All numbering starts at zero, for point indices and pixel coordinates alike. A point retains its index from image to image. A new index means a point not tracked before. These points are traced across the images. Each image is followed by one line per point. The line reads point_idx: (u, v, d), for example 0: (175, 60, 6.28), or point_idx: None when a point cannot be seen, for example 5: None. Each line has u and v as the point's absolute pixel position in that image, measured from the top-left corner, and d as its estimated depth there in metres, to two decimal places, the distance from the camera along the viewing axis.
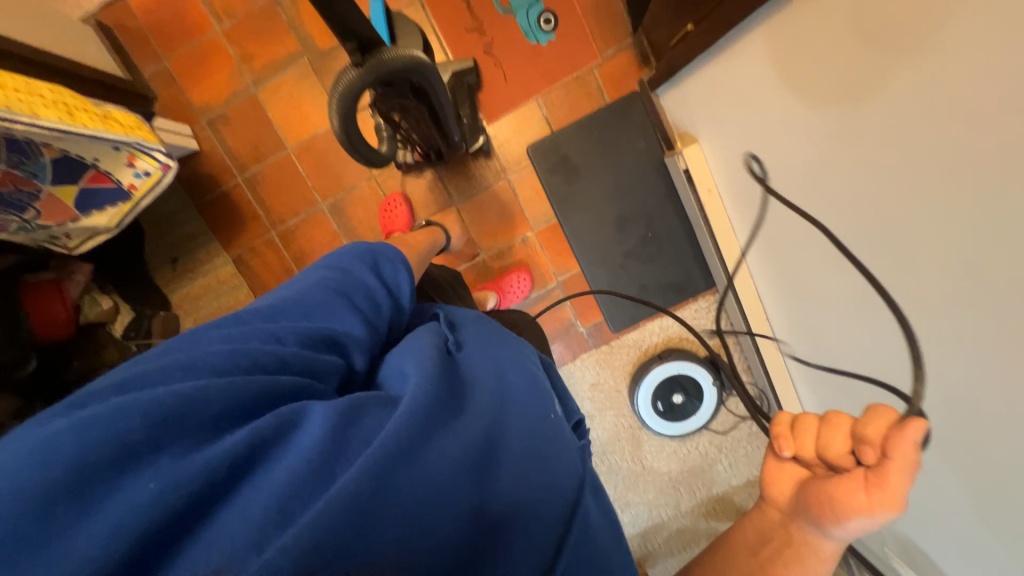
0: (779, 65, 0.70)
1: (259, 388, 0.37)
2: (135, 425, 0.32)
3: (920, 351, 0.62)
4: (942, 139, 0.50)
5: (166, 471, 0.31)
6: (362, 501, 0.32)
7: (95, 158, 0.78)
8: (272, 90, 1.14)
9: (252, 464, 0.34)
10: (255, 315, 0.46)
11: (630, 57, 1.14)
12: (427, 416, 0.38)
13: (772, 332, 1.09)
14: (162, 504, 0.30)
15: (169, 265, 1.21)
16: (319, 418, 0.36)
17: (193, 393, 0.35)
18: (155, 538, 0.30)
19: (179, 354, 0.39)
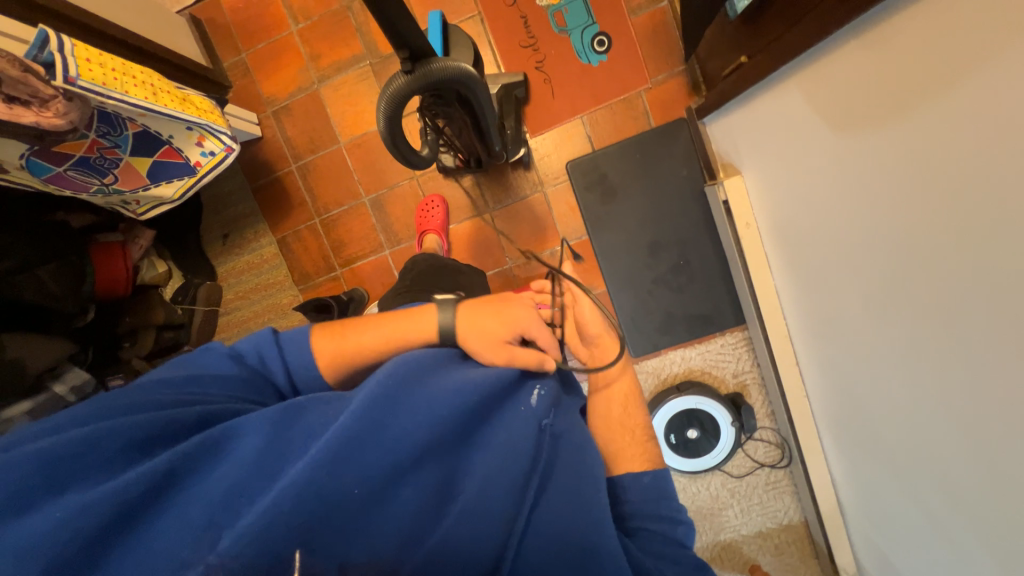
0: (830, 106, 0.68)
1: (160, 423, 0.44)
2: (32, 467, 0.39)
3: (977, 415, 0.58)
4: (1003, 191, 0.47)
5: (71, 502, 0.38)
6: (312, 490, 0.40)
7: (170, 135, 0.86)
8: (334, 88, 1.22)
9: (173, 479, 0.41)
10: (166, 380, 0.52)
11: (681, 84, 1.14)
12: (377, 414, 0.44)
13: (804, 375, 1.05)
14: (71, 525, 0.37)
15: (220, 239, 1.30)
16: (255, 426, 0.43)
17: (87, 438, 0.41)
18: (105, 531, 0.38)
19: (83, 405, 0.47)
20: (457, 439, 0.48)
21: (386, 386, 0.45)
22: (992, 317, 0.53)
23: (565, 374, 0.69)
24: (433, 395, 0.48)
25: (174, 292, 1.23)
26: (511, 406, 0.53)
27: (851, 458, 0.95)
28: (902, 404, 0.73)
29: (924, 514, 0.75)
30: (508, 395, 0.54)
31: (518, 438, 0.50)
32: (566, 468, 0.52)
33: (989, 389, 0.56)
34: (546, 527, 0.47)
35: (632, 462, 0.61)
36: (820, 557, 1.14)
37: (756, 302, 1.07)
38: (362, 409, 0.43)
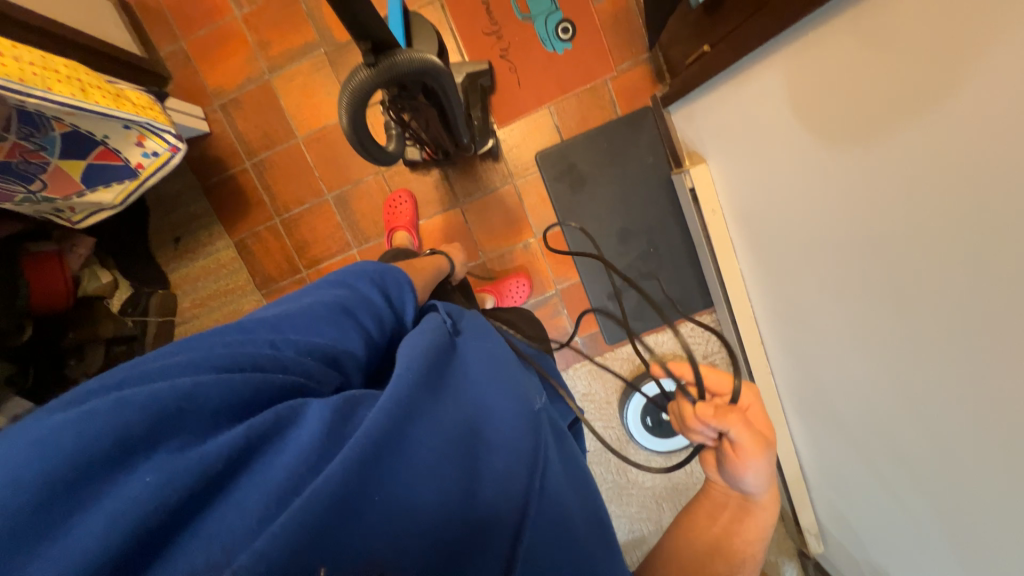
0: (792, 93, 0.70)
1: (254, 386, 0.39)
2: (137, 416, 0.33)
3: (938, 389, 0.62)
4: (952, 180, 0.50)
5: (163, 465, 0.33)
6: (353, 482, 0.35)
7: (105, 135, 0.78)
8: (287, 79, 1.15)
9: (247, 458, 0.35)
10: (259, 324, 0.48)
11: (645, 72, 1.14)
12: (410, 404, 0.43)
13: (766, 352, 1.11)
14: (163, 492, 0.31)
15: (171, 244, 1.21)
16: (317, 412, 0.39)
17: (195, 390, 0.36)
18: (170, 518, 0.32)
19: (175, 357, 0.41)
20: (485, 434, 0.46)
21: (416, 377, 0.46)
22: (939, 294, 0.57)
23: (550, 369, 0.73)
24: (456, 393, 0.48)
25: (122, 303, 1.12)
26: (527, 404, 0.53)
27: (814, 431, 1.01)
28: (863, 380, 0.77)
29: (879, 478, 0.82)
30: (524, 398, 0.54)
31: (537, 439, 0.50)
32: (576, 479, 0.52)
33: (937, 360, 0.61)
34: (572, 527, 0.44)
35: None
36: (786, 520, 1.24)
37: (723, 285, 1.11)
38: (398, 400, 0.42)
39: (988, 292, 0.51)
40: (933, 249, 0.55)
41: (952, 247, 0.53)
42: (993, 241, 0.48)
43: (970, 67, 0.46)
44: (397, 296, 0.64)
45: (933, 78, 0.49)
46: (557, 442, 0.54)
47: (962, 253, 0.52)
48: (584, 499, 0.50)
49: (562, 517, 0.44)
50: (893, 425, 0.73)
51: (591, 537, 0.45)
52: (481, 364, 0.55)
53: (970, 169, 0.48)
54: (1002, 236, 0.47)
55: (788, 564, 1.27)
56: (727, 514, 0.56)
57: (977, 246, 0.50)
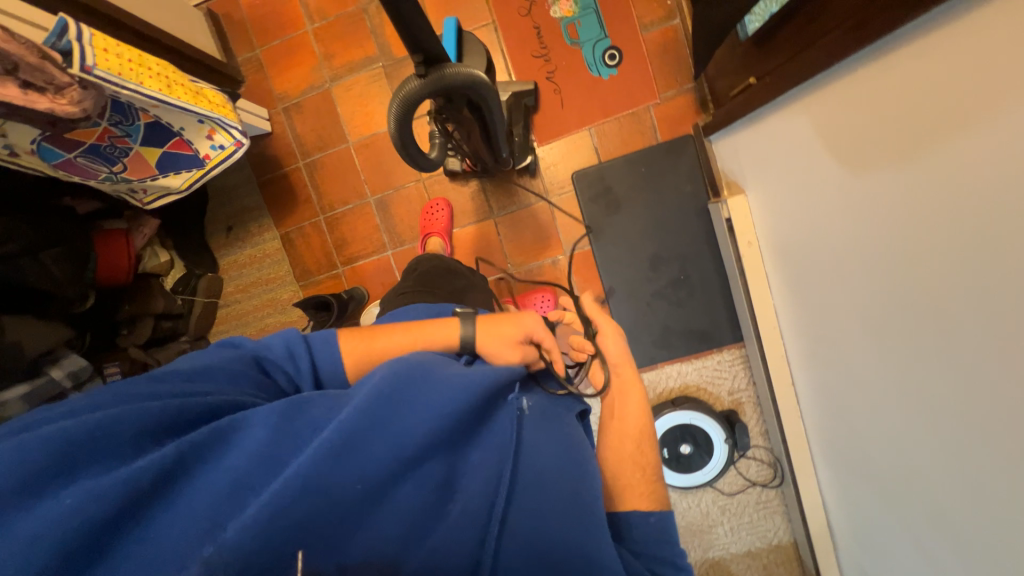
0: (836, 129, 0.69)
1: (166, 412, 0.43)
2: (40, 454, 0.38)
3: (979, 446, 0.58)
4: (993, 226, 0.49)
5: (80, 488, 0.37)
6: (312, 485, 0.39)
7: (181, 127, 0.86)
8: (346, 88, 1.23)
9: (180, 471, 0.40)
10: (175, 373, 0.50)
11: (689, 101, 1.15)
12: (377, 410, 0.43)
13: (797, 394, 1.06)
14: (75, 514, 0.36)
15: (224, 232, 1.30)
16: (262, 418, 0.43)
17: (102, 421, 0.40)
18: (107, 528, 0.37)
19: (96, 395, 0.46)
20: (457, 435, 0.47)
21: (380, 382, 0.45)
22: (988, 344, 0.53)
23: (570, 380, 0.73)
24: (438, 389, 0.47)
25: (174, 282, 1.23)
26: (507, 404, 0.53)
27: (845, 483, 0.95)
28: (900, 434, 0.72)
29: (914, 542, 0.75)
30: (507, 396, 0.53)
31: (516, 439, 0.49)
32: (571, 472, 0.49)
33: (982, 416, 0.56)
34: (550, 530, 0.44)
35: (641, 499, 0.54)
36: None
37: (754, 319, 1.08)
38: (363, 407, 0.43)
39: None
40: (976, 297, 0.53)
41: (996, 296, 0.51)
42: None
43: (1007, 116, 0.45)
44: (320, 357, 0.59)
45: (981, 118, 0.48)
46: (550, 433, 0.53)
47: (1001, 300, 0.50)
48: (579, 485, 0.48)
49: (536, 519, 0.45)
50: (930, 483, 0.68)
51: (575, 535, 0.44)
52: (468, 357, 0.53)
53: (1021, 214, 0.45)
54: None
55: None
56: (609, 394, 0.65)
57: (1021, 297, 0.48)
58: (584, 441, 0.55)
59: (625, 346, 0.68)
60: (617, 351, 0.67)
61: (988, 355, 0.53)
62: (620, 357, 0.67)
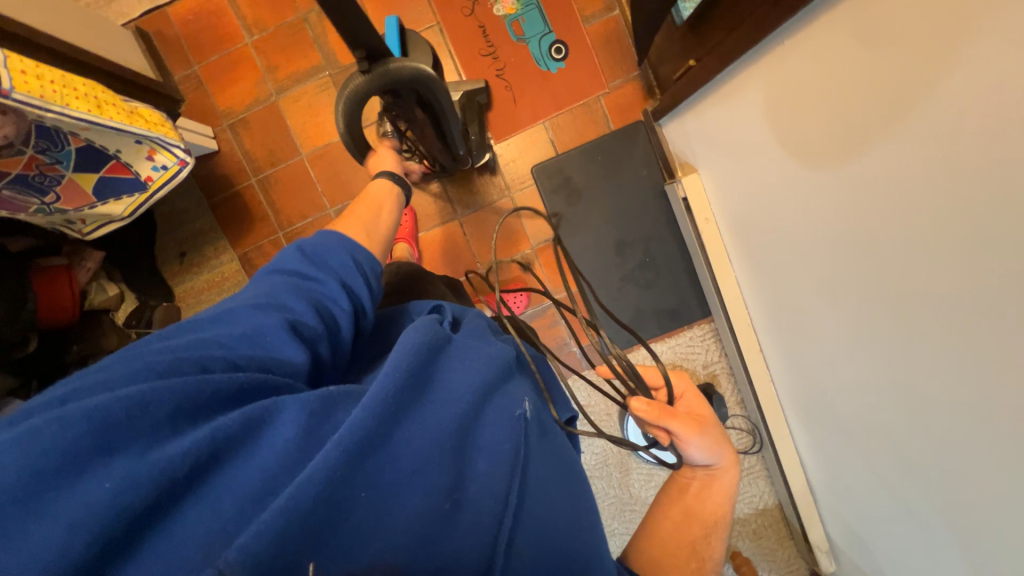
0: (775, 99, 0.73)
1: (209, 390, 0.39)
2: (84, 432, 0.34)
3: (938, 383, 0.62)
4: (926, 170, 0.53)
5: (119, 472, 0.34)
6: (329, 491, 0.36)
7: (117, 150, 0.82)
8: (293, 100, 1.20)
9: (211, 464, 0.36)
10: (202, 323, 0.47)
11: (636, 88, 1.18)
12: (393, 409, 0.40)
13: (767, 361, 1.11)
14: (119, 500, 0.33)
15: (177, 258, 1.24)
16: (290, 416, 0.38)
17: (140, 398, 0.36)
18: (130, 526, 0.34)
19: (125, 364, 0.41)
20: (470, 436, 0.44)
21: (397, 383, 0.41)
22: (937, 284, 0.57)
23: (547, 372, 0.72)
24: (449, 387, 0.45)
25: (127, 316, 1.16)
26: (516, 407, 0.48)
27: (819, 439, 0.99)
28: (867, 383, 0.76)
29: (887, 483, 0.80)
30: (517, 395, 0.50)
31: (524, 439, 0.47)
32: (567, 478, 0.48)
33: (939, 354, 0.60)
34: (552, 535, 0.43)
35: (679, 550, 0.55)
36: (795, 538, 1.21)
37: (719, 292, 1.12)
38: (380, 406, 0.39)
39: (982, 279, 0.51)
40: (917, 241, 0.57)
41: (937, 238, 0.54)
42: (987, 230, 0.49)
43: (934, 63, 0.49)
44: (337, 262, 0.59)
45: (911, 73, 0.51)
46: (549, 443, 0.50)
47: (944, 239, 0.54)
48: (575, 492, 0.48)
49: (544, 520, 0.44)
50: (899, 426, 0.72)
51: (577, 544, 0.44)
52: (480, 357, 0.49)
53: (968, 157, 0.48)
54: (986, 221, 0.48)
55: None
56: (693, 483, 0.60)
57: (966, 234, 0.51)
58: (567, 447, 0.53)
59: (712, 440, 0.58)
60: (710, 446, 0.58)
61: (937, 293, 0.57)
62: (715, 450, 0.58)
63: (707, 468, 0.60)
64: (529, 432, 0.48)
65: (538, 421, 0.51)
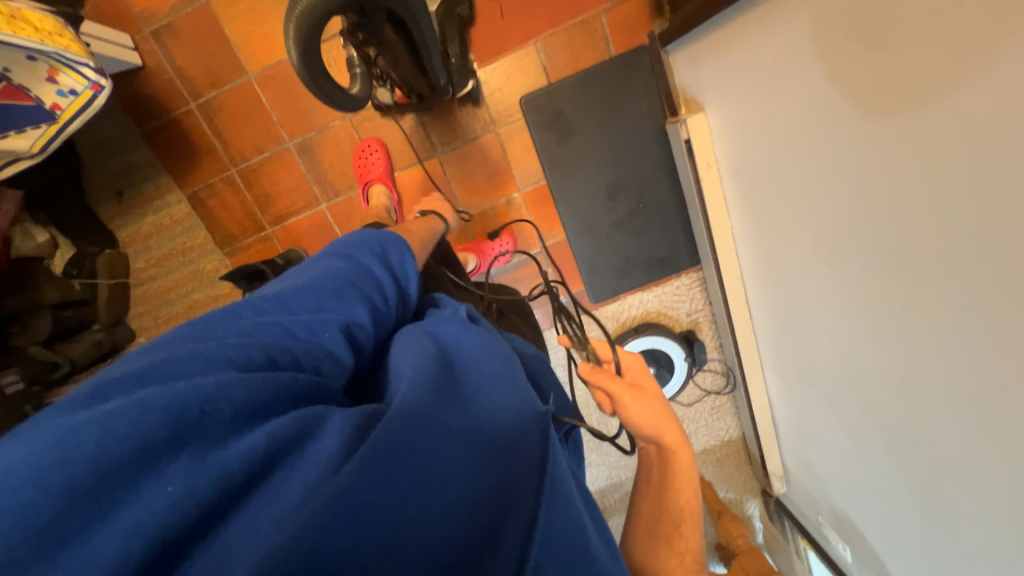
0: (799, 33, 0.63)
1: (275, 382, 0.34)
2: (157, 422, 0.29)
3: (911, 354, 0.62)
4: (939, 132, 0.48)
5: (184, 473, 0.29)
6: (356, 495, 0.29)
7: (6, 66, 0.66)
8: (229, 2, 0.98)
9: (280, 467, 0.31)
10: (265, 302, 0.42)
11: (642, 5, 1.02)
12: (425, 407, 0.35)
13: (751, 313, 1.11)
14: (182, 505, 0.28)
15: (113, 198, 1.09)
16: (336, 425, 0.33)
17: (213, 388, 0.31)
18: (178, 541, 0.28)
19: (194, 344, 0.35)
20: (517, 442, 0.38)
21: (426, 380, 0.38)
22: (934, 258, 0.53)
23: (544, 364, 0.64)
24: (480, 385, 0.41)
25: (65, 264, 1.01)
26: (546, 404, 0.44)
27: (791, 386, 1.04)
28: (849, 344, 0.75)
29: (851, 433, 0.84)
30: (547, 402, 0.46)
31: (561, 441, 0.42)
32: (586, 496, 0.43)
33: (919, 324, 0.59)
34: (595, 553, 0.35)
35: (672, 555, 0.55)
36: (753, 465, 1.32)
37: (712, 243, 1.08)
38: (413, 404, 0.35)
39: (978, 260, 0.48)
40: (920, 212, 0.53)
41: (940, 210, 0.50)
42: (990, 207, 0.45)
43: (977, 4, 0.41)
44: (398, 262, 0.56)
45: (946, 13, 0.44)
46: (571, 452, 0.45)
47: (945, 211, 0.50)
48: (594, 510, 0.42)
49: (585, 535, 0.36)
50: (870, 387, 0.74)
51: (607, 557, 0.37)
52: (508, 363, 0.47)
53: (997, 126, 0.42)
54: (995, 199, 0.44)
55: (752, 503, 1.36)
56: (659, 470, 0.60)
57: (965, 210, 0.48)
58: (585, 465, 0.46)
59: (656, 413, 0.58)
60: (645, 419, 0.58)
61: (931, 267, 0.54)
62: (653, 425, 0.58)
63: (657, 443, 0.60)
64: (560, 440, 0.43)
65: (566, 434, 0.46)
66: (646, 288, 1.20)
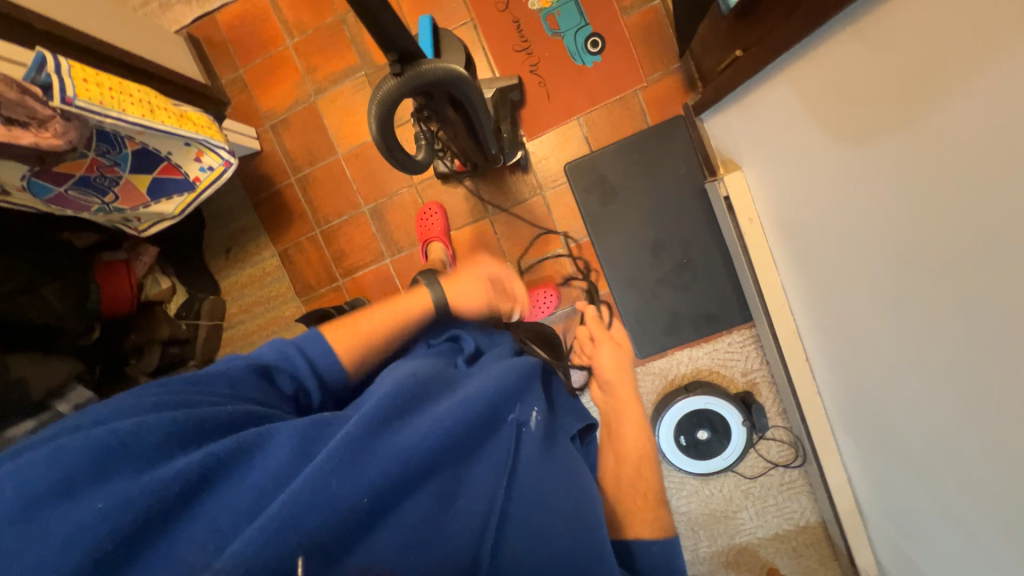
0: (824, 99, 0.68)
1: (198, 421, 0.44)
2: (84, 457, 0.39)
3: (996, 410, 0.56)
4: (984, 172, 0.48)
5: (113, 492, 0.38)
6: (318, 495, 0.38)
7: (169, 152, 0.87)
8: (331, 100, 1.23)
9: (205, 485, 0.40)
10: (182, 379, 0.51)
11: (677, 81, 1.13)
12: (378, 420, 0.43)
13: (813, 373, 1.04)
14: (110, 518, 0.37)
15: (222, 254, 1.31)
16: (285, 440, 0.42)
17: (131, 428, 0.41)
18: (115, 545, 0.37)
19: (124, 400, 0.46)
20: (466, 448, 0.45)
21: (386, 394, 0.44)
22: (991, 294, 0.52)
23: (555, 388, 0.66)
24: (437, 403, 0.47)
25: (179, 308, 1.24)
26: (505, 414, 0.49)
27: (869, 457, 0.93)
28: (920, 399, 0.70)
29: (946, 514, 0.72)
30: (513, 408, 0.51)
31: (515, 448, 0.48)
32: (568, 490, 0.48)
33: (1006, 375, 0.54)
34: (547, 538, 0.44)
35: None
36: (840, 558, 1.13)
37: (762, 297, 1.06)
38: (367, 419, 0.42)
39: None
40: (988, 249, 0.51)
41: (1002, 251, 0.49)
42: None
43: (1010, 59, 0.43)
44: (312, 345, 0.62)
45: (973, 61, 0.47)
46: (550, 453, 0.51)
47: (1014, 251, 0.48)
48: (579, 507, 0.47)
49: (537, 527, 0.44)
50: (958, 453, 0.65)
51: (578, 549, 0.44)
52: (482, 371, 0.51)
53: None
54: None
55: None
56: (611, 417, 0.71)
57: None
58: (573, 473, 0.50)
59: (619, 366, 0.83)
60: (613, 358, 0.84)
61: (999, 311, 0.52)
62: (615, 369, 0.81)
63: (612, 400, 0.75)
64: (520, 443, 0.49)
65: (540, 436, 0.51)
66: (696, 344, 1.17)
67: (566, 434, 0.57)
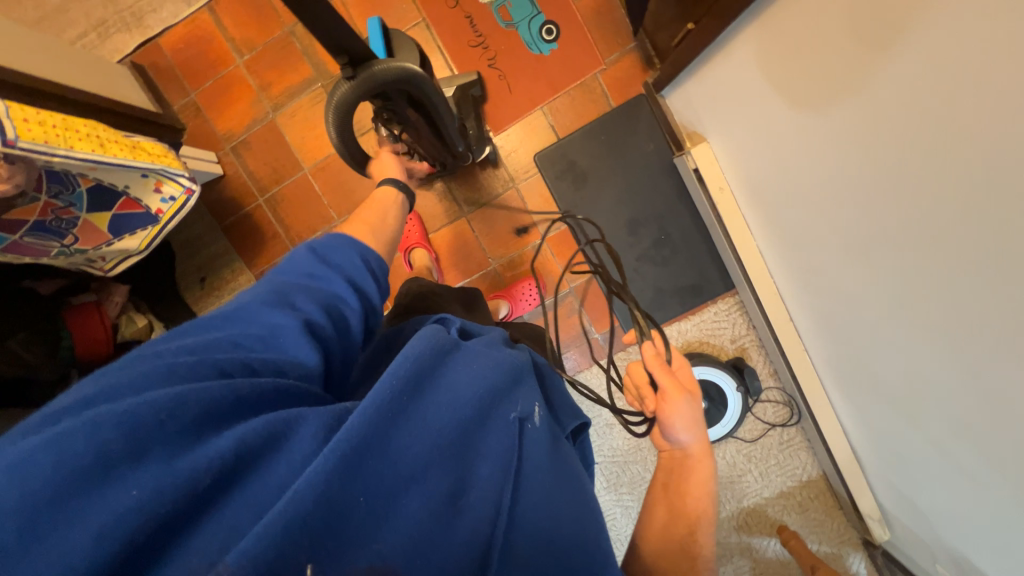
0: (779, 59, 0.69)
1: (233, 393, 0.38)
2: (116, 437, 0.33)
3: (975, 343, 0.58)
4: (941, 112, 0.50)
5: (150, 479, 0.33)
6: (329, 493, 0.35)
7: (126, 185, 0.84)
8: (290, 116, 1.21)
9: (236, 476, 0.35)
10: (210, 323, 0.46)
11: (634, 60, 1.14)
12: (391, 410, 0.40)
13: (799, 331, 1.06)
14: (144, 511, 0.32)
15: (197, 283, 1.28)
16: (310, 433, 0.37)
17: (170, 399, 0.35)
18: (142, 542, 0.32)
19: (145, 366, 0.40)
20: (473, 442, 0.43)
21: (400, 384, 0.41)
22: (956, 231, 0.54)
23: (551, 385, 0.65)
24: (449, 397, 0.44)
25: None
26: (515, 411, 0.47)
27: (861, 407, 0.95)
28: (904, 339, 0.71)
29: (937, 450, 0.75)
30: (522, 402, 0.48)
31: (524, 446, 0.45)
32: (570, 488, 0.46)
33: (980, 307, 0.55)
34: (552, 535, 0.42)
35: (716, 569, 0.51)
36: (844, 507, 1.16)
37: (741, 264, 1.07)
38: (379, 410, 0.39)
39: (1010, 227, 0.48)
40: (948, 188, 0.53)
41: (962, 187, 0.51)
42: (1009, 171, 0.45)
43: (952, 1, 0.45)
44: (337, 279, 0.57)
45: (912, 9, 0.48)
46: (556, 452, 0.49)
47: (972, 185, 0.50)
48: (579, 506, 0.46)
49: (545, 528, 0.42)
50: (945, 389, 0.67)
51: (578, 541, 0.43)
52: (492, 365, 0.49)
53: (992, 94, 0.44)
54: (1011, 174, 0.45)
55: (854, 557, 1.17)
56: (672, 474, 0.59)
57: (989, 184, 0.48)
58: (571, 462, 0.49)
59: (693, 416, 0.59)
60: (686, 417, 0.58)
61: (969, 245, 0.54)
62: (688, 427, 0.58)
63: (681, 449, 0.59)
64: (527, 440, 0.46)
65: (546, 431, 0.49)
66: (682, 317, 1.18)
67: (563, 434, 0.57)
